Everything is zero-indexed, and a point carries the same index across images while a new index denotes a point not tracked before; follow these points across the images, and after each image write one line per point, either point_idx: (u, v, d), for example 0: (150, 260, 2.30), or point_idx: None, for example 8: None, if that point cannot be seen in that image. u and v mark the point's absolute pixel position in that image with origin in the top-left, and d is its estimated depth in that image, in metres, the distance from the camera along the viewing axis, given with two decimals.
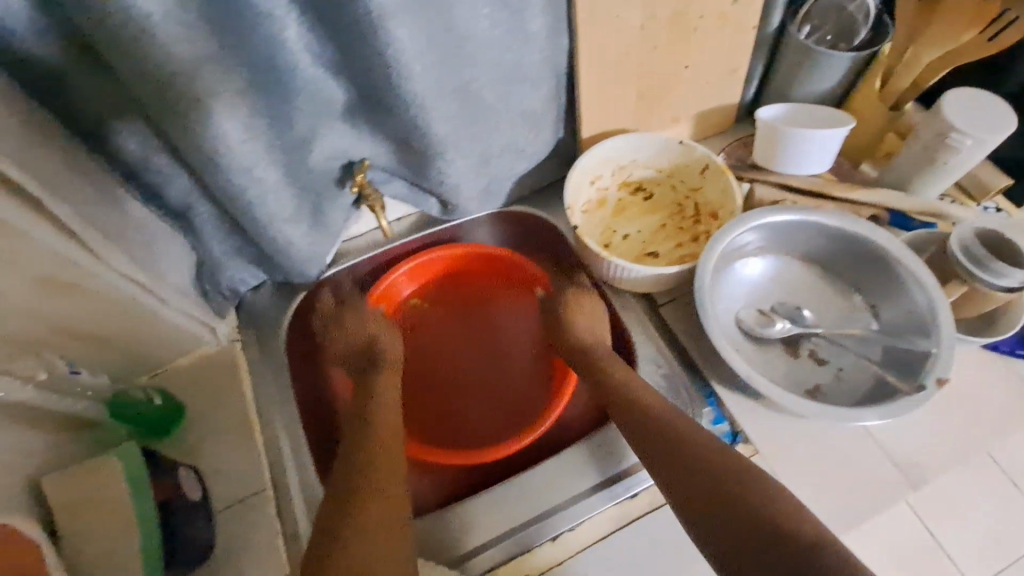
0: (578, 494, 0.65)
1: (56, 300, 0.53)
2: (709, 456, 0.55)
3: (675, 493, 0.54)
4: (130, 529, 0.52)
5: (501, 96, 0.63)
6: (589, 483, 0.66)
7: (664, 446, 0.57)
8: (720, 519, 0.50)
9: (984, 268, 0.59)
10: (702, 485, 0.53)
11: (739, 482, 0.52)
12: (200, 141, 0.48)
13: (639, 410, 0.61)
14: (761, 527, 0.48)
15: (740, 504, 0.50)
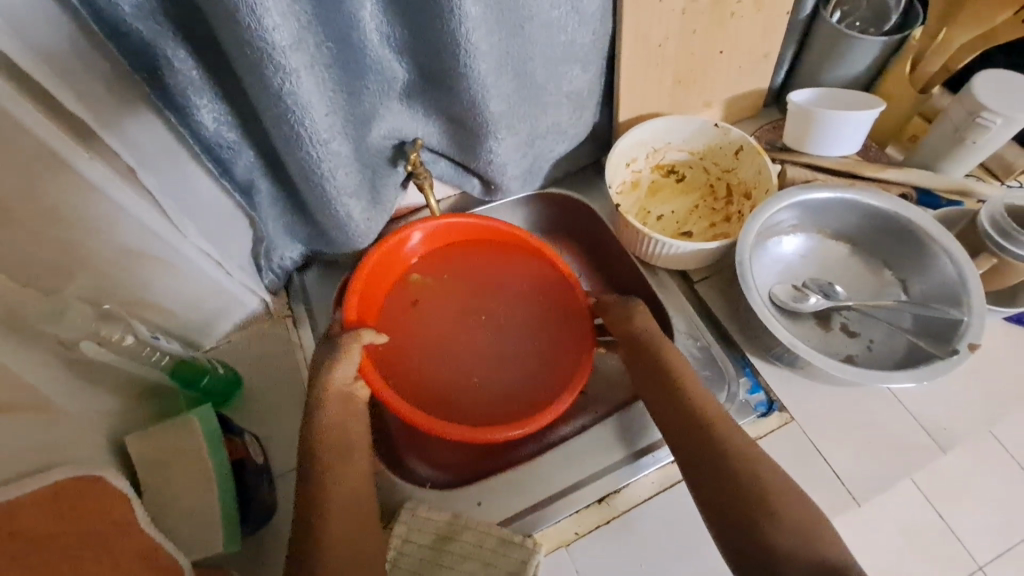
0: (615, 461, 0.66)
1: (132, 264, 0.56)
2: (742, 453, 0.54)
3: (705, 497, 0.54)
4: (209, 484, 0.55)
5: (552, 77, 0.65)
6: (624, 452, 0.66)
7: (696, 450, 0.56)
8: (752, 525, 0.50)
9: (1012, 241, 0.63)
10: (735, 492, 0.52)
11: (780, 493, 0.51)
12: (286, 115, 0.51)
13: (667, 388, 0.60)
14: (797, 540, 0.48)
15: (767, 528, 0.50)
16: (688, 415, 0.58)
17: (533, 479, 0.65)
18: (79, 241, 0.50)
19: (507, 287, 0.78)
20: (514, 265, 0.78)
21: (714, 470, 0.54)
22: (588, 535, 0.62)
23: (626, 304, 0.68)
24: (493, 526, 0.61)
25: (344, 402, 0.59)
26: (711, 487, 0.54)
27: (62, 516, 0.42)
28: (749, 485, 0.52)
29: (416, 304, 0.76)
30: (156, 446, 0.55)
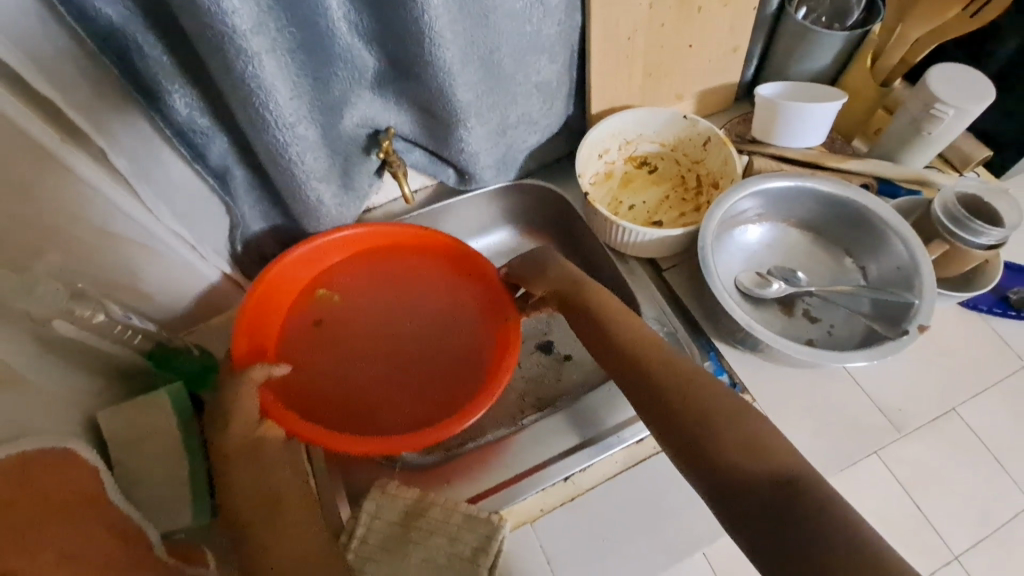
0: (579, 441, 0.67)
1: (103, 244, 0.57)
2: (684, 386, 0.51)
3: (660, 428, 0.51)
4: (177, 458, 0.57)
5: (520, 68, 0.67)
6: (587, 434, 0.68)
7: (648, 391, 0.53)
8: (702, 454, 0.47)
9: (963, 227, 0.65)
10: (684, 422, 0.49)
11: (729, 420, 0.48)
12: (251, 98, 0.52)
13: (614, 337, 0.59)
14: (746, 472, 0.45)
15: (727, 458, 0.46)
16: (637, 361, 0.55)
17: (500, 460, 0.67)
18: (50, 218, 0.52)
19: (410, 291, 0.74)
20: (416, 267, 0.76)
21: (666, 407, 0.51)
22: (553, 511, 0.64)
23: (543, 260, 0.71)
24: (459, 503, 0.62)
25: (250, 454, 0.54)
26: (668, 426, 0.50)
27: (36, 482, 0.43)
28: (703, 413, 0.49)
29: (312, 327, 0.71)
30: (124, 424, 0.56)
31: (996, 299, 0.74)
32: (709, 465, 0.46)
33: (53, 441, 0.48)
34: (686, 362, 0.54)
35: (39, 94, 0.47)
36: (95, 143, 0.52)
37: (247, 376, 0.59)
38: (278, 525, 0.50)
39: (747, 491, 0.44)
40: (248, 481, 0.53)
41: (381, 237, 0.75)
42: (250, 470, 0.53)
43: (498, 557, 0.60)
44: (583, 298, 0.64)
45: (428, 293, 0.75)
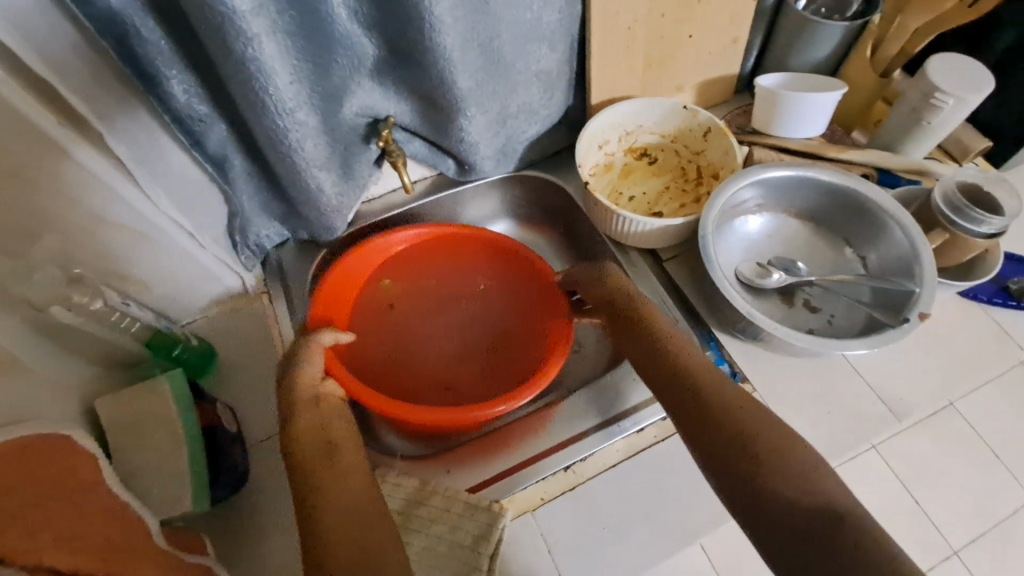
0: (596, 424, 0.68)
1: (98, 229, 0.56)
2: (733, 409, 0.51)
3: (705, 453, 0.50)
4: (177, 444, 0.56)
5: (520, 56, 0.67)
6: (604, 416, 0.68)
7: (686, 408, 0.53)
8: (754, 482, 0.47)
9: (963, 216, 0.65)
10: (729, 446, 0.49)
11: (779, 446, 0.47)
12: (250, 82, 0.52)
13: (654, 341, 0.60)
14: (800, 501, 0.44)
15: (766, 484, 0.46)
16: (679, 377, 0.56)
17: (507, 446, 0.68)
18: (45, 202, 0.51)
19: (462, 297, 0.82)
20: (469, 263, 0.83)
21: (702, 430, 0.51)
22: (555, 500, 0.64)
23: (601, 269, 0.70)
24: (460, 491, 0.62)
25: (313, 405, 0.56)
26: (707, 447, 0.50)
27: (32, 469, 0.43)
28: (743, 435, 0.49)
29: (374, 322, 0.78)
30: (125, 412, 0.56)
31: (995, 289, 0.75)
32: (748, 490, 0.47)
33: (51, 428, 0.48)
34: (723, 384, 0.54)
35: (35, 75, 0.46)
36: (93, 127, 0.51)
37: (316, 340, 0.63)
38: (336, 470, 0.50)
39: (790, 519, 0.44)
40: (312, 427, 0.54)
41: (439, 245, 0.80)
42: (315, 416, 0.55)
43: (499, 546, 0.60)
44: (631, 301, 0.64)
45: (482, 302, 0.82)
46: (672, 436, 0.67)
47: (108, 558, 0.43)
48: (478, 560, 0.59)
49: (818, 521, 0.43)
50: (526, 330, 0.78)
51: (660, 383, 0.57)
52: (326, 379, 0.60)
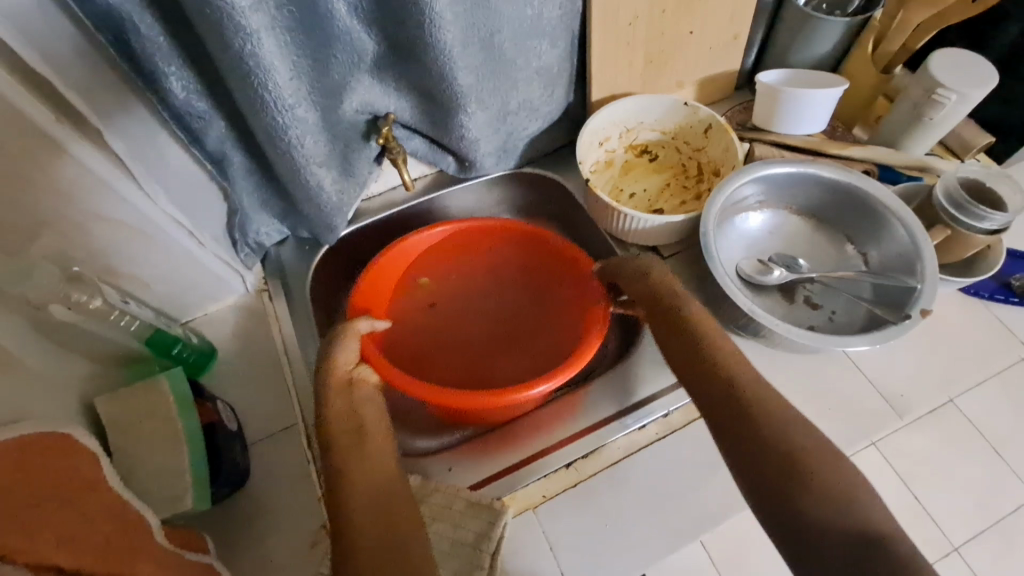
0: (613, 413, 0.68)
1: (95, 226, 0.56)
2: (787, 433, 0.49)
3: (741, 469, 0.50)
4: (178, 444, 0.56)
5: (521, 52, 0.67)
6: (622, 404, 0.68)
7: (721, 418, 0.53)
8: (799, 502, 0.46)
9: (966, 212, 0.65)
10: (772, 464, 0.49)
11: (819, 465, 0.47)
12: (249, 78, 0.52)
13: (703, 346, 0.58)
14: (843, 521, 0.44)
15: (812, 516, 0.45)
16: (719, 385, 0.55)
17: (514, 445, 0.67)
18: (44, 200, 0.51)
19: (499, 290, 0.82)
20: (496, 254, 0.81)
21: (744, 448, 0.50)
22: (556, 499, 0.64)
23: (642, 262, 0.67)
24: (462, 489, 0.62)
25: (346, 390, 0.58)
26: (749, 468, 0.50)
27: (31, 471, 0.42)
28: (791, 461, 0.48)
29: (412, 316, 0.79)
30: (123, 409, 0.56)
31: (997, 286, 0.75)
32: (792, 518, 0.46)
33: (50, 425, 0.47)
34: (766, 394, 0.53)
35: (33, 70, 0.46)
36: (92, 124, 0.51)
37: (352, 326, 0.63)
38: (367, 464, 0.52)
39: (832, 552, 0.43)
40: (345, 412, 0.56)
41: (472, 238, 0.79)
42: (348, 400, 0.57)
43: (500, 544, 0.60)
44: (673, 298, 0.63)
45: (518, 294, 0.81)
46: (673, 433, 0.67)
47: (111, 553, 0.44)
48: (479, 558, 0.60)
49: (869, 559, 0.42)
50: (563, 318, 0.77)
51: (691, 376, 0.57)
52: (360, 365, 0.61)
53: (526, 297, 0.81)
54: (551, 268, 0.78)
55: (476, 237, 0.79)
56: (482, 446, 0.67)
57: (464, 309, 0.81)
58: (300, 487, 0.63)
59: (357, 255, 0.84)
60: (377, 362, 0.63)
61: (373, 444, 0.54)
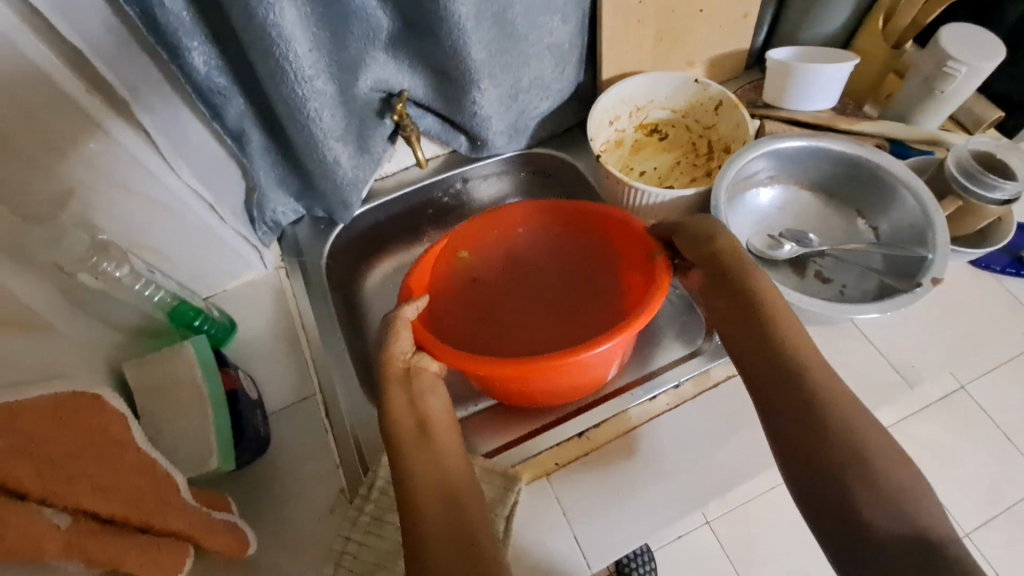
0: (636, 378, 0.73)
1: (120, 197, 0.58)
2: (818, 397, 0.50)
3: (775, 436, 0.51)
4: (203, 409, 0.57)
5: (532, 27, 0.68)
6: (639, 372, 0.75)
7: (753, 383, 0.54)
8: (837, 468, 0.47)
9: (978, 183, 0.65)
10: (802, 434, 0.49)
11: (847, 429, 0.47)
12: (270, 48, 0.53)
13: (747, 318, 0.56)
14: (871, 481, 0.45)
15: (838, 492, 0.46)
16: (761, 359, 0.54)
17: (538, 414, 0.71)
18: (72, 167, 0.53)
19: (544, 260, 0.78)
20: (536, 228, 0.76)
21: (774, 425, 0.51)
22: (568, 466, 0.65)
23: (707, 223, 0.61)
24: (478, 457, 0.64)
25: (404, 380, 0.57)
26: (790, 446, 0.50)
27: (72, 427, 0.43)
28: (827, 432, 0.48)
29: (461, 302, 0.74)
30: (150, 375, 0.58)
31: (1009, 259, 0.75)
32: (832, 503, 0.46)
33: (77, 386, 0.46)
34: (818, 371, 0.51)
35: (64, 41, 0.47)
36: (119, 95, 0.53)
37: (400, 313, 0.60)
38: (430, 454, 0.53)
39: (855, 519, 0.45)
40: (404, 406, 0.56)
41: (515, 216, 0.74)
42: (405, 393, 0.57)
43: (514, 509, 0.60)
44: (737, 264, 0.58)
45: (561, 270, 0.78)
46: (683, 403, 0.68)
47: (142, 506, 0.46)
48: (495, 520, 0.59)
49: (894, 532, 0.43)
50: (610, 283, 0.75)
51: (739, 352, 0.57)
52: (418, 353, 0.59)
53: (570, 266, 0.78)
54: (604, 243, 0.72)
55: (519, 219, 0.74)
56: (505, 415, 0.72)
57: (511, 292, 0.78)
58: (319, 454, 0.64)
59: (379, 234, 0.86)
60: (437, 350, 0.58)
61: (435, 434, 0.55)
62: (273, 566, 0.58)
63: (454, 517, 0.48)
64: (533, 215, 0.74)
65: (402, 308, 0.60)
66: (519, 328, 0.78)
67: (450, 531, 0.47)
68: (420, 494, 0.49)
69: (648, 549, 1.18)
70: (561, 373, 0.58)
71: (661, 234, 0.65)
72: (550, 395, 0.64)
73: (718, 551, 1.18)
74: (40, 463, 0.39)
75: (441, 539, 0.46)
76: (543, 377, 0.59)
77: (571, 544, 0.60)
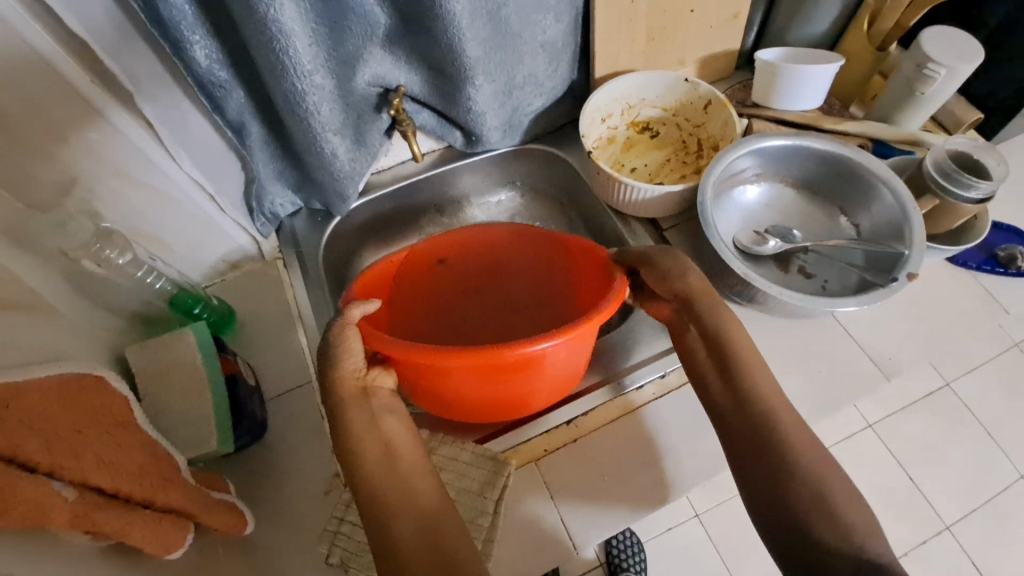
0: (597, 381, 0.72)
1: (122, 186, 0.60)
2: None
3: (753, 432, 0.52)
4: (202, 391, 0.59)
5: (526, 26, 0.70)
6: (609, 370, 0.73)
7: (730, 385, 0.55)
8: (814, 464, 0.50)
9: (955, 183, 0.67)
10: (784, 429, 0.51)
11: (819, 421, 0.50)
12: (270, 43, 0.55)
13: (728, 331, 0.56)
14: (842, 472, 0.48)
15: (809, 478, 0.49)
16: (742, 351, 0.56)
17: None
18: (76, 155, 0.54)
19: (498, 264, 0.75)
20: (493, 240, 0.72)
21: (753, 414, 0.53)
22: (556, 452, 0.67)
23: (678, 259, 0.60)
24: (468, 443, 0.66)
25: (363, 400, 0.52)
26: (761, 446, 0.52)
27: (74, 407, 0.44)
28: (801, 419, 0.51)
29: (423, 291, 0.73)
30: (152, 359, 0.60)
31: (985, 257, 0.77)
32: (806, 488, 0.48)
33: (82, 366, 0.48)
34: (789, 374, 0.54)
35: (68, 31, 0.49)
36: (122, 87, 0.54)
37: (346, 316, 0.54)
38: (398, 479, 0.49)
39: (826, 506, 0.47)
40: (368, 425, 0.51)
41: (495, 235, 0.71)
42: (360, 408, 0.52)
43: (503, 492, 0.63)
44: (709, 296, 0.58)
45: (516, 274, 0.75)
46: (669, 393, 0.70)
47: (143, 483, 0.47)
48: (483, 504, 0.62)
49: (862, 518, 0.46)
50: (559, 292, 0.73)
51: None
52: (374, 370, 0.54)
53: (518, 272, 0.75)
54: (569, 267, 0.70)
55: (501, 236, 0.72)
56: None
57: (470, 288, 0.76)
58: (313, 439, 0.66)
59: (376, 226, 0.88)
60: (383, 345, 0.52)
61: (400, 460, 0.51)
62: (268, 544, 0.60)
63: (427, 524, 0.47)
64: (513, 236, 0.71)
65: (349, 307, 0.55)
66: (477, 325, 0.77)
67: (422, 541, 0.46)
68: (395, 515, 0.47)
69: (638, 539, 1.21)
70: (511, 374, 0.55)
71: (627, 262, 0.63)
72: (493, 403, 0.60)
73: (706, 542, 1.21)
74: (48, 438, 0.40)
75: (417, 551, 0.45)
76: (491, 377, 0.55)
77: (557, 525, 0.63)
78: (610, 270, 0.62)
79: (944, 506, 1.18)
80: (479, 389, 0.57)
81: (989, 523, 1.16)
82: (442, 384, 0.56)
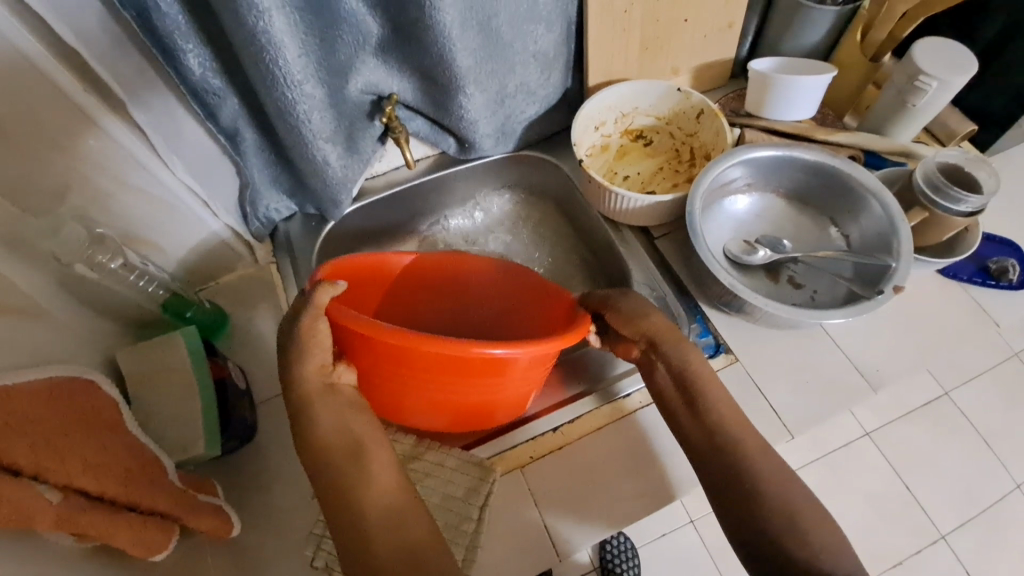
0: (581, 390, 0.72)
1: (116, 192, 0.61)
2: None
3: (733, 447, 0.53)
4: (192, 395, 0.60)
5: (518, 36, 0.70)
6: (594, 381, 0.73)
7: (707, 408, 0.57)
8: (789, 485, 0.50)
9: (944, 196, 0.67)
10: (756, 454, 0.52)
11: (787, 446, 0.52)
12: (260, 54, 0.56)
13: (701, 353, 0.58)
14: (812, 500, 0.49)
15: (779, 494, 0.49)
16: None
17: None
18: (71, 163, 0.56)
19: (477, 284, 0.69)
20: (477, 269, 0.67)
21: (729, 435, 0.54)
22: (541, 459, 0.67)
23: (638, 301, 0.61)
24: (454, 449, 0.67)
25: (345, 409, 0.53)
26: (741, 458, 0.53)
27: (61, 409, 0.45)
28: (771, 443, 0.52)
29: (392, 291, 0.67)
30: (142, 362, 0.61)
31: (977, 269, 0.77)
32: None
33: (75, 370, 0.50)
34: None
35: (63, 42, 0.50)
36: (117, 95, 0.55)
37: (313, 302, 0.51)
38: (369, 482, 0.50)
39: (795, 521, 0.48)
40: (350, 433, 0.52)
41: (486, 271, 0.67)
42: (332, 410, 0.53)
43: (487, 499, 0.64)
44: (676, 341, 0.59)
45: (493, 296, 0.70)
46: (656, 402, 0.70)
47: (129, 487, 0.48)
48: (468, 510, 0.63)
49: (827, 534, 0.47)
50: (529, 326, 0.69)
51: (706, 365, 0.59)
52: (339, 365, 0.55)
53: (496, 294, 0.69)
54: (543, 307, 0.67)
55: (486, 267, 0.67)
56: None
57: (443, 296, 0.70)
58: None
59: (369, 231, 0.89)
60: (370, 331, 0.48)
61: (369, 458, 0.51)
62: (255, 546, 0.61)
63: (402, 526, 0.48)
64: (507, 275, 0.67)
65: (318, 290, 0.51)
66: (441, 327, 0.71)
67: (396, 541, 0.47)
68: (369, 519, 0.48)
69: (632, 544, 1.21)
70: (476, 376, 0.54)
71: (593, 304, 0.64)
72: (446, 402, 0.59)
73: (701, 549, 1.21)
74: (35, 442, 0.41)
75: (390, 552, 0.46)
76: (455, 375, 0.54)
77: (540, 532, 0.63)
78: (575, 312, 0.63)
79: (940, 516, 1.17)
80: (435, 386, 0.56)
81: (984, 534, 1.15)
82: (407, 377, 0.55)
